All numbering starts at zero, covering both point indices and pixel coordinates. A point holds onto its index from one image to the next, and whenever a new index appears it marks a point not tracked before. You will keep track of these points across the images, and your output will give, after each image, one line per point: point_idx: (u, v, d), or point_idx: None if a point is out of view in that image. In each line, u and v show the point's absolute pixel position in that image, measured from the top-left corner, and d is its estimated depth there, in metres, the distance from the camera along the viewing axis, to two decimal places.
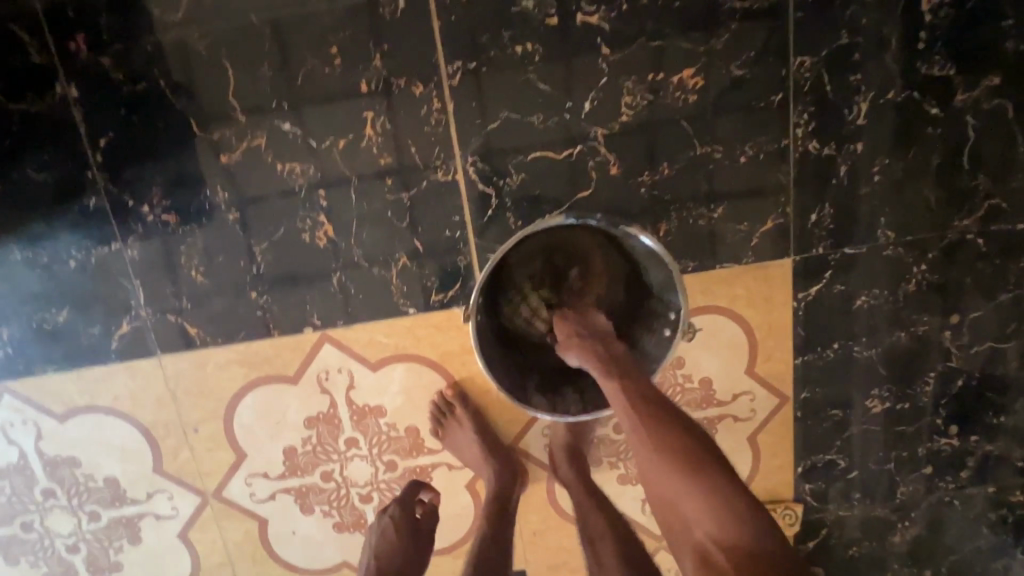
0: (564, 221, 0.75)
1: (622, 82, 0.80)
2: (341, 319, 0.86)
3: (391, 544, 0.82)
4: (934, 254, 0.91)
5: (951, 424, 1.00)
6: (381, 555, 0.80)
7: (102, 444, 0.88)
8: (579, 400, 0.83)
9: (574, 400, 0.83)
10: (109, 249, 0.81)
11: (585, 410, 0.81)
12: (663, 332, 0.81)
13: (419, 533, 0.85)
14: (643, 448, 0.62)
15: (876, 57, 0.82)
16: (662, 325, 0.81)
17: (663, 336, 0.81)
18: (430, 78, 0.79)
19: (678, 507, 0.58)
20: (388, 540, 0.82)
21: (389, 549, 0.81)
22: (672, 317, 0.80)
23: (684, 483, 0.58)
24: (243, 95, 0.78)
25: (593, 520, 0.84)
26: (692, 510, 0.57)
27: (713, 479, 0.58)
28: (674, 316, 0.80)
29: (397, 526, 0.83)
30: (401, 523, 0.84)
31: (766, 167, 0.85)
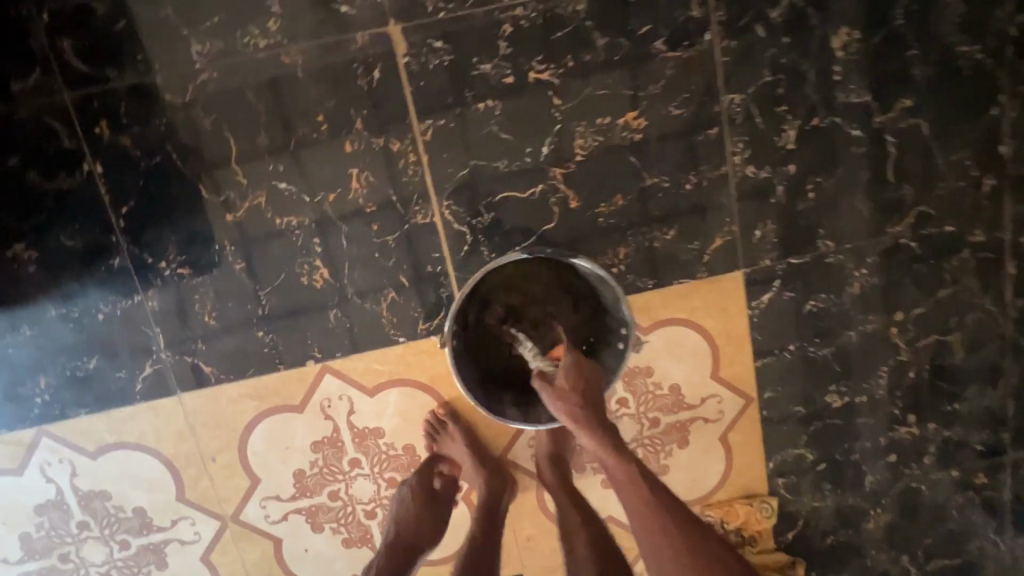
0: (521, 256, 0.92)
1: (574, 127, 0.92)
2: (339, 351, 0.96)
3: (409, 512, 0.93)
4: (873, 259, 1.00)
5: (909, 414, 1.08)
6: (400, 520, 0.92)
7: (130, 478, 0.97)
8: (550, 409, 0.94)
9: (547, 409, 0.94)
10: (132, 301, 0.91)
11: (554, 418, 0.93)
12: (617, 345, 0.93)
13: (436, 501, 0.96)
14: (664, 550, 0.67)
15: (798, 90, 0.93)
16: (616, 338, 0.93)
17: (618, 348, 0.94)
18: (406, 135, 0.91)
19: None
20: (407, 508, 0.93)
21: (408, 515, 0.93)
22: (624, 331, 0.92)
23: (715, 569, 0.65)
24: (245, 161, 0.89)
25: (570, 521, 0.89)
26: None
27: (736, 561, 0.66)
28: (625, 331, 0.92)
29: (415, 498, 0.94)
30: (419, 494, 0.95)
31: (710, 191, 0.96)
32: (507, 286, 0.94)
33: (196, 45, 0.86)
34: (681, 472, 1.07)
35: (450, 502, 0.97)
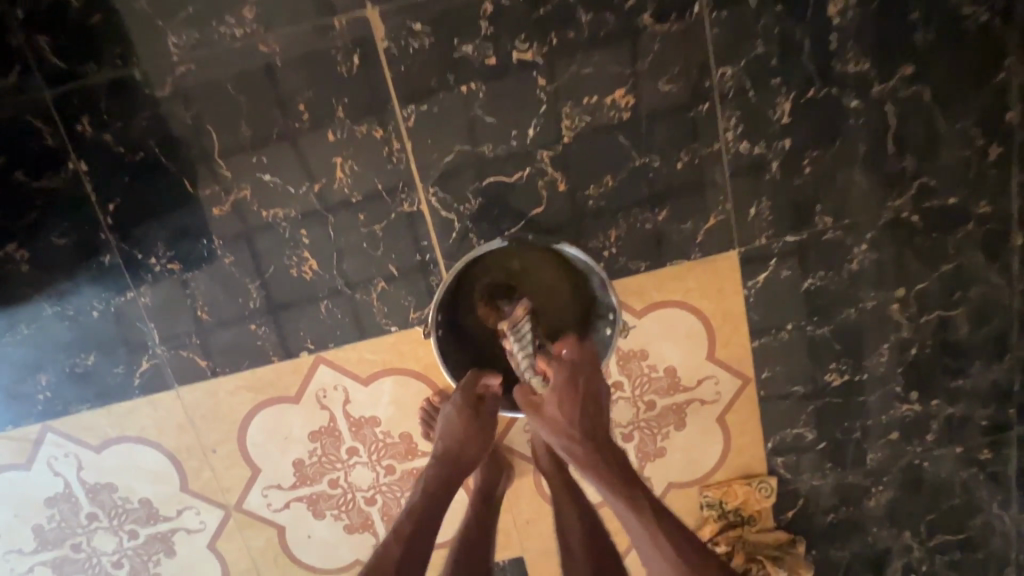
0: (501, 245, 0.89)
1: (561, 107, 0.90)
2: (332, 341, 0.96)
3: (454, 428, 0.86)
4: (872, 235, 0.98)
5: (910, 390, 1.06)
6: (446, 436, 0.86)
7: (134, 470, 0.99)
8: None
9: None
10: (125, 298, 0.92)
11: None
12: (605, 330, 0.93)
13: (481, 416, 0.88)
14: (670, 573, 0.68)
15: (793, 60, 0.89)
16: (603, 324, 0.92)
17: (606, 334, 0.93)
18: (388, 122, 0.89)
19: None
20: (452, 424, 0.86)
21: (454, 430, 0.86)
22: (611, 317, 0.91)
23: None
24: (228, 154, 0.89)
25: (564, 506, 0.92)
26: None
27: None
28: (613, 318, 0.91)
29: (460, 414, 0.86)
30: (461, 409, 0.87)
31: (703, 170, 0.93)
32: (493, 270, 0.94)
33: (172, 37, 0.84)
34: (679, 454, 1.07)
35: (495, 417, 0.89)
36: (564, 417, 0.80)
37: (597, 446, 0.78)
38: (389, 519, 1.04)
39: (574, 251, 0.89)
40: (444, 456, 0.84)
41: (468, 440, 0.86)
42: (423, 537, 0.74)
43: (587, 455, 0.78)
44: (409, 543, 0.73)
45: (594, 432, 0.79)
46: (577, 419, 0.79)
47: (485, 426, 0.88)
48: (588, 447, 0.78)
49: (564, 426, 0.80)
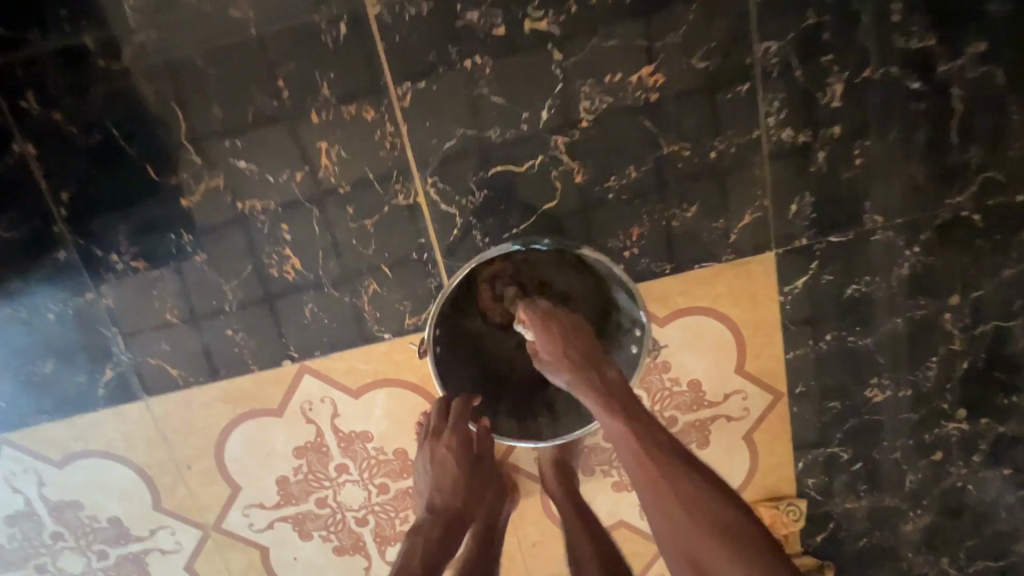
0: (512, 248, 0.78)
1: (579, 86, 0.78)
2: (318, 349, 0.86)
3: (451, 484, 0.75)
4: (927, 236, 0.86)
5: (958, 408, 0.96)
6: (441, 486, 0.76)
7: (101, 487, 0.90)
8: (551, 422, 0.84)
9: (546, 422, 0.84)
10: (85, 300, 0.82)
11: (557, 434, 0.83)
12: (630, 348, 0.82)
13: (478, 464, 0.78)
14: (673, 510, 0.59)
15: (847, 34, 0.78)
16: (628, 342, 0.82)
17: (631, 352, 0.82)
18: (381, 102, 0.78)
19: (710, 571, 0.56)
20: (446, 471, 0.76)
21: (449, 481, 0.75)
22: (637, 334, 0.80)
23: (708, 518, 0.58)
24: (196, 137, 0.78)
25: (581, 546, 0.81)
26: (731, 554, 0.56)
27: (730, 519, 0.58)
28: (639, 332, 0.81)
29: (454, 465, 0.76)
30: (458, 456, 0.76)
31: (739, 161, 0.82)
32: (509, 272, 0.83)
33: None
34: None
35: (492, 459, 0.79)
36: (553, 345, 0.74)
37: (590, 370, 0.72)
38: (383, 541, 0.95)
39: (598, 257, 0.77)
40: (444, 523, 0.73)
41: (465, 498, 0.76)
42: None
43: (582, 377, 0.71)
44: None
45: (585, 360, 0.73)
46: (563, 345, 0.74)
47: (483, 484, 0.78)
48: (578, 371, 0.72)
49: (555, 355, 0.74)
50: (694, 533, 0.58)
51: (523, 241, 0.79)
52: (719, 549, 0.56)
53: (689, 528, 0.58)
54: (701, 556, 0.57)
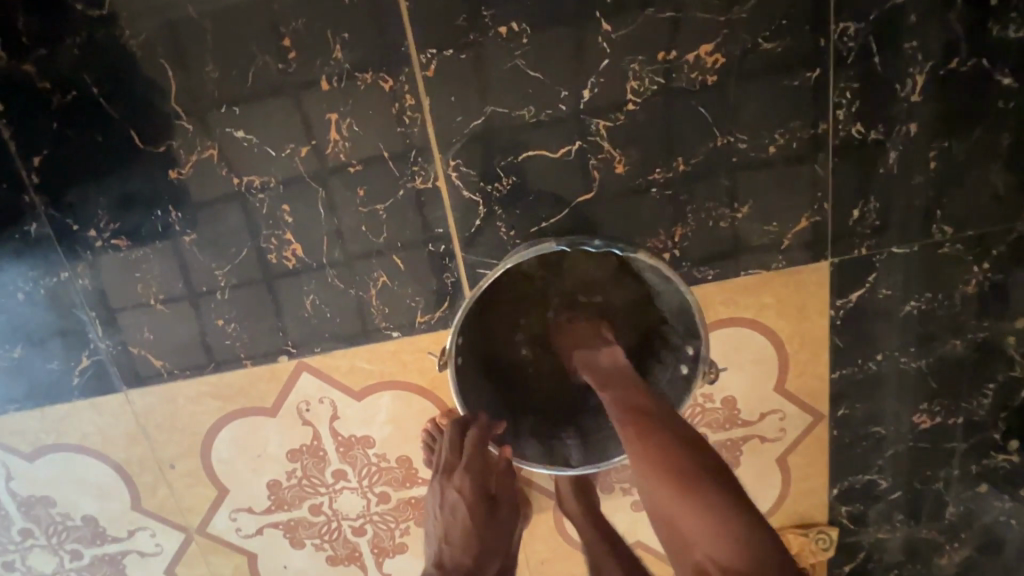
0: (557, 249, 0.68)
1: (627, 63, 0.69)
2: (318, 345, 0.78)
3: (462, 535, 0.67)
4: (999, 251, 0.78)
5: (1011, 439, 0.88)
6: (452, 538, 0.67)
7: (75, 483, 0.83)
8: (582, 447, 0.75)
9: (575, 446, 0.75)
10: (58, 279, 0.73)
11: (589, 460, 0.74)
12: (679, 368, 0.73)
13: (496, 512, 0.70)
14: (643, 468, 0.55)
15: (935, 17, 0.68)
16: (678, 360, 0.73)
17: (679, 372, 0.73)
18: (401, 70, 0.68)
19: (678, 530, 0.50)
20: (458, 522, 0.68)
21: (463, 533, 0.67)
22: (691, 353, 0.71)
23: (670, 486, 0.52)
24: (189, 100, 0.68)
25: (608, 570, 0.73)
26: (688, 519, 0.49)
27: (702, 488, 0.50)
28: (691, 351, 0.72)
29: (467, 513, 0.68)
30: (472, 502, 0.69)
31: (799, 157, 0.73)
32: (543, 278, 0.74)
33: None
34: None
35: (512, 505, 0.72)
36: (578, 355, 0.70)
37: (591, 358, 0.69)
38: (380, 553, 0.88)
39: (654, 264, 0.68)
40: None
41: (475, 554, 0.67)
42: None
43: (589, 367, 0.69)
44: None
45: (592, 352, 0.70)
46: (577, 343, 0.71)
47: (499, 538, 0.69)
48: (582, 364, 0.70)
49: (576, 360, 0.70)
50: (661, 490, 0.52)
51: (571, 242, 0.68)
52: (687, 499, 0.50)
53: (654, 485, 0.53)
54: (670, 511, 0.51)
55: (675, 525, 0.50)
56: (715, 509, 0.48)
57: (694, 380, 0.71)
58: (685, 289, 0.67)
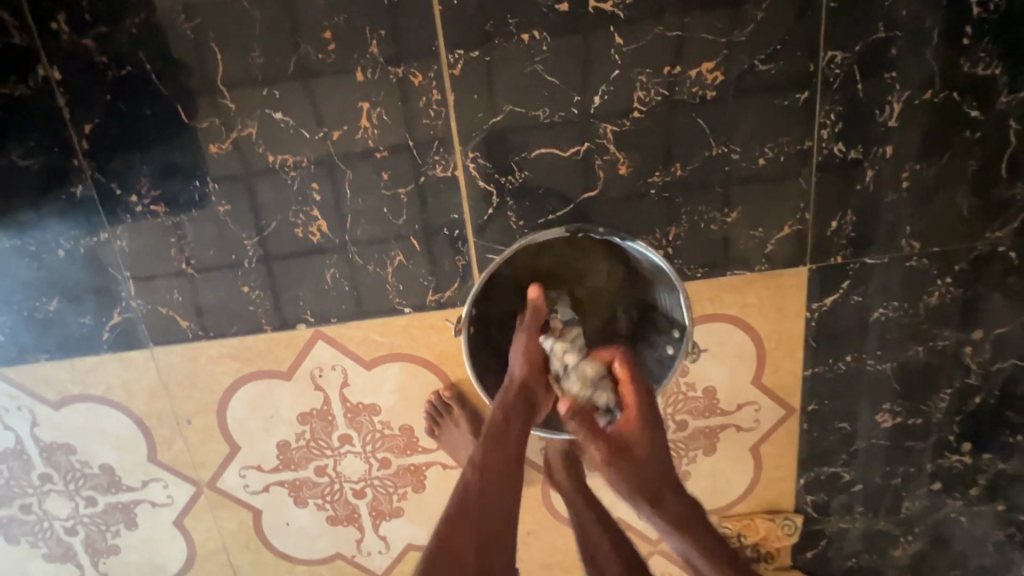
0: (566, 233, 0.77)
1: (636, 74, 0.76)
2: (335, 316, 0.84)
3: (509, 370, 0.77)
4: (960, 267, 0.86)
5: (964, 441, 0.95)
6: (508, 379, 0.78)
7: (97, 433, 0.88)
8: None
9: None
10: (98, 239, 0.79)
11: None
12: (665, 350, 0.81)
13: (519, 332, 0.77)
14: None
15: (914, 52, 0.76)
16: (665, 342, 0.81)
17: (665, 354, 0.81)
18: (430, 67, 0.75)
19: None
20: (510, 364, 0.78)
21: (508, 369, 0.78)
22: (676, 335, 0.79)
23: None
24: (233, 81, 0.74)
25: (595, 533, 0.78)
26: None
27: None
28: (677, 334, 0.80)
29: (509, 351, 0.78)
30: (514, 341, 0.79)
31: (786, 170, 0.80)
32: (546, 265, 0.81)
33: None
34: (703, 480, 0.97)
35: (532, 321, 0.76)
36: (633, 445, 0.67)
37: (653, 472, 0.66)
38: (378, 516, 0.94)
39: (649, 252, 0.77)
40: (502, 399, 0.70)
41: (512, 369, 0.74)
42: (492, 489, 0.61)
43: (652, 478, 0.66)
44: (479, 524, 0.58)
45: (650, 458, 0.67)
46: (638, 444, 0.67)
47: (534, 355, 0.74)
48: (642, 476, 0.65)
49: (633, 463, 0.66)
50: None
51: (580, 229, 0.77)
52: None
53: None
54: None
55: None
56: None
57: (678, 359, 0.79)
58: (677, 279, 0.76)
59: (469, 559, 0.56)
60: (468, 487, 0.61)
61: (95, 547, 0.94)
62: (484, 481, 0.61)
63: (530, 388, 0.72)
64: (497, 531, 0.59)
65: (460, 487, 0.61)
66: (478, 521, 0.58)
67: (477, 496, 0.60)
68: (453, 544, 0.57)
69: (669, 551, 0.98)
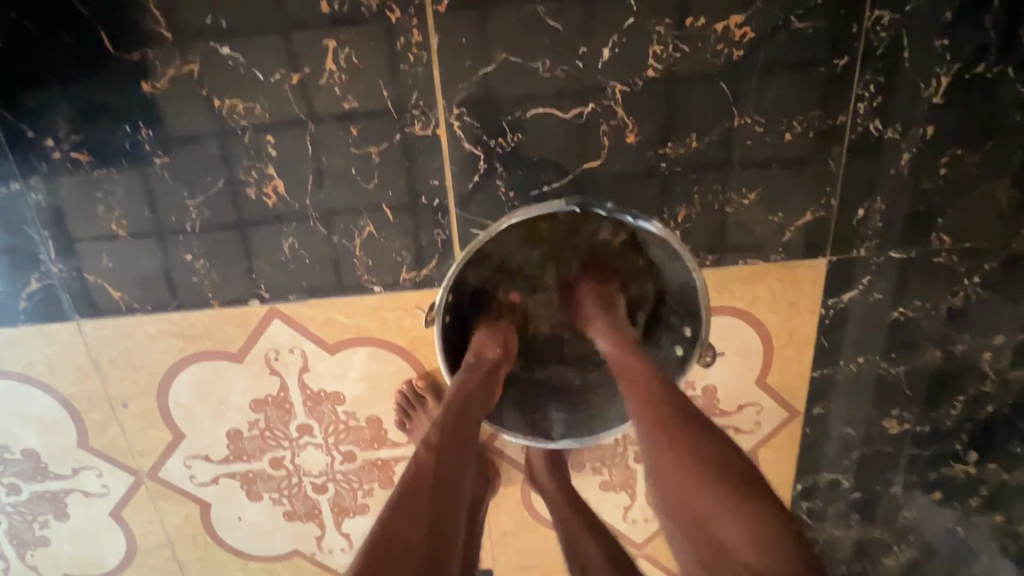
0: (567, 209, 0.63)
1: (653, 25, 0.65)
2: (293, 293, 0.74)
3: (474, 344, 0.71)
4: (990, 266, 0.78)
5: (970, 450, 0.89)
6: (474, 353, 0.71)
7: (17, 414, 0.78)
8: (565, 422, 0.74)
9: (559, 419, 0.74)
10: (9, 190, 0.67)
11: (570, 435, 0.72)
12: (673, 350, 0.71)
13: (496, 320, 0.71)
14: (682, 465, 0.52)
15: (969, 17, 0.66)
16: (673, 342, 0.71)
17: (673, 354, 0.71)
18: (410, 2, 0.63)
19: (714, 534, 0.48)
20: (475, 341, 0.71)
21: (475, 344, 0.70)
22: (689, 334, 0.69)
23: (718, 497, 0.49)
24: (171, 7, 0.62)
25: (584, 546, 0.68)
26: (733, 534, 0.47)
27: (760, 510, 0.48)
28: (689, 332, 0.70)
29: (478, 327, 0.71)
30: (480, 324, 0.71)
31: (813, 148, 0.71)
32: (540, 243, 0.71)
33: None
34: None
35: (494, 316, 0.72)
36: (606, 317, 0.68)
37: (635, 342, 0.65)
38: (341, 512, 0.85)
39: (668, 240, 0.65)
40: (463, 381, 0.63)
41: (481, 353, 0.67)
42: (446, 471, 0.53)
43: (625, 335, 0.65)
44: (433, 511, 0.49)
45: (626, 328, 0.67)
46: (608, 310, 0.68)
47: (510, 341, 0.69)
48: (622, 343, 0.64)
49: (613, 330, 0.66)
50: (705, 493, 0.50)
51: (582, 204, 0.64)
52: (739, 512, 0.48)
53: (692, 485, 0.50)
54: (705, 511, 0.49)
55: (722, 542, 0.48)
56: (747, 496, 0.49)
57: (688, 362, 0.69)
58: (692, 264, 0.64)
59: (417, 541, 0.46)
60: (422, 469, 0.53)
61: (20, 538, 0.84)
62: (442, 466, 0.53)
63: (495, 372, 0.66)
64: (452, 520, 0.50)
65: (414, 468, 0.53)
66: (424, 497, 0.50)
67: (431, 477, 0.52)
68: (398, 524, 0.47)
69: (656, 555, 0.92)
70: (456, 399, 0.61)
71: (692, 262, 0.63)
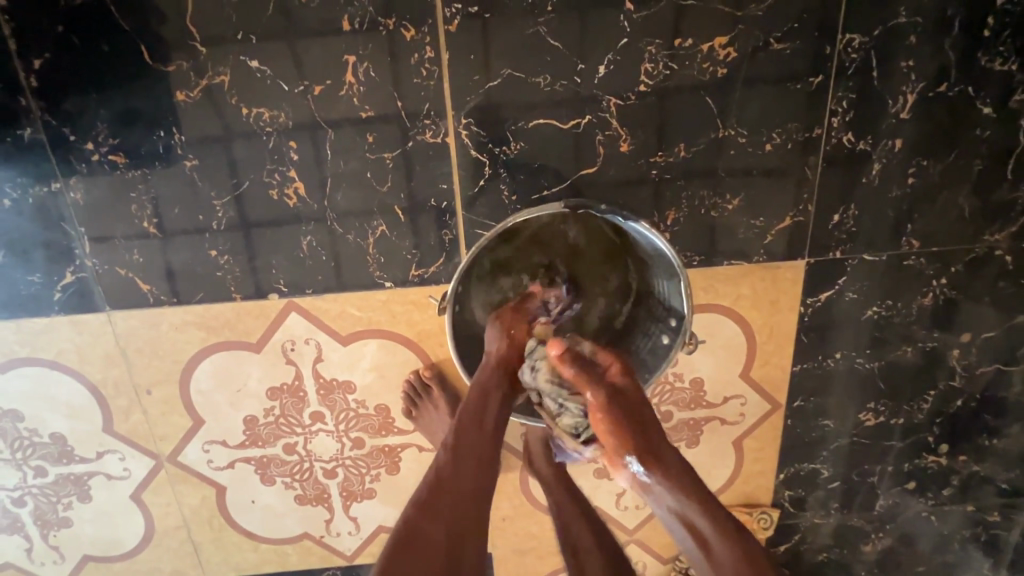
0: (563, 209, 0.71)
1: (644, 45, 0.71)
2: (310, 288, 0.79)
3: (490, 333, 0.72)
4: (956, 268, 0.84)
5: (942, 442, 0.95)
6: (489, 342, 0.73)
7: (46, 400, 0.82)
8: None
9: None
10: (49, 189, 0.73)
11: None
12: (661, 339, 0.76)
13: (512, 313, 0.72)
14: None
15: (933, 40, 0.73)
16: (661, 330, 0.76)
17: (660, 343, 0.77)
18: (424, 20, 0.69)
19: None
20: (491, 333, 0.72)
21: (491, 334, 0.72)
22: (674, 323, 0.75)
23: None
24: (204, 22, 0.68)
25: (577, 530, 0.76)
26: None
27: None
28: (674, 323, 0.75)
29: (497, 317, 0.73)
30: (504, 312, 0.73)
31: (792, 157, 0.77)
32: (539, 240, 0.76)
33: None
34: None
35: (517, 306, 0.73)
36: (646, 442, 0.56)
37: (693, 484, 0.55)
38: (349, 497, 0.90)
39: (653, 237, 0.71)
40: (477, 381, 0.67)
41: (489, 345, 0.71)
42: (464, 470, 0.60)
43: (679, 478, 0.55)
44: (450, 513, 0.57)
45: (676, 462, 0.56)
46: (646, 432, 0.57)
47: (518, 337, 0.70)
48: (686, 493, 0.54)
49: (660, 461, 0.56)
50: None
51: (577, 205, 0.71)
52: None
53: None
54: None
55: None
56: None
57: (673, 350, 0.74)
58: (678, 263, 0.70)
59: (436, 535, 0.55)
60: (442, 472, 0.60)
61: (44, 519, 0.89)
62: (458, 469, 0.60)
63: (510, 362, 0.69)
64: (465, 516, 0.57)
65: (435, 469, 0.61)
66: (448, 501, 0.58)
67: (450, 477, 0.59)
68: (422, 522, 0.56)
69: (646, 540, 0.97)
70: (471, 400, 0.66)
71: (676, 257, 0.70)
